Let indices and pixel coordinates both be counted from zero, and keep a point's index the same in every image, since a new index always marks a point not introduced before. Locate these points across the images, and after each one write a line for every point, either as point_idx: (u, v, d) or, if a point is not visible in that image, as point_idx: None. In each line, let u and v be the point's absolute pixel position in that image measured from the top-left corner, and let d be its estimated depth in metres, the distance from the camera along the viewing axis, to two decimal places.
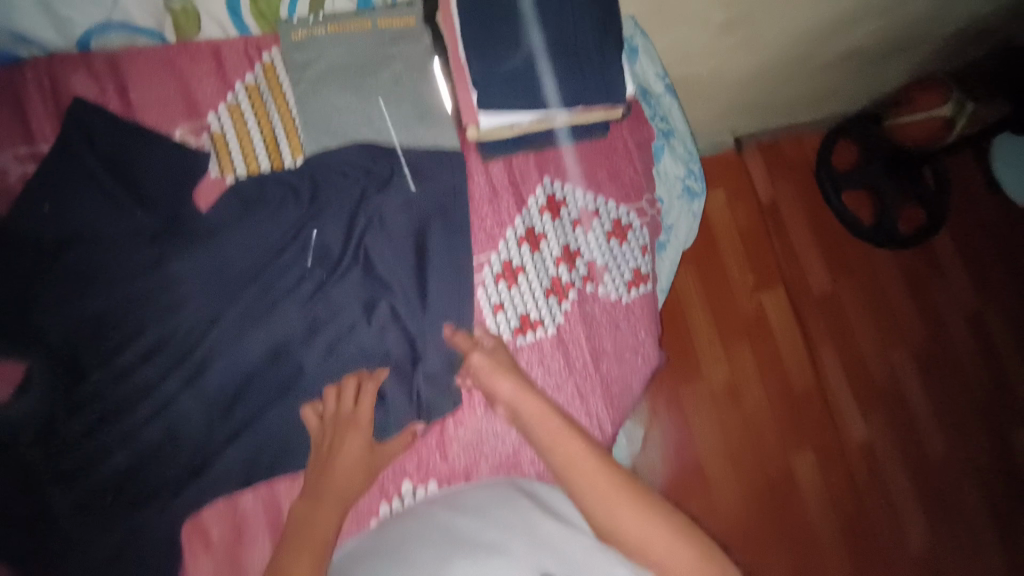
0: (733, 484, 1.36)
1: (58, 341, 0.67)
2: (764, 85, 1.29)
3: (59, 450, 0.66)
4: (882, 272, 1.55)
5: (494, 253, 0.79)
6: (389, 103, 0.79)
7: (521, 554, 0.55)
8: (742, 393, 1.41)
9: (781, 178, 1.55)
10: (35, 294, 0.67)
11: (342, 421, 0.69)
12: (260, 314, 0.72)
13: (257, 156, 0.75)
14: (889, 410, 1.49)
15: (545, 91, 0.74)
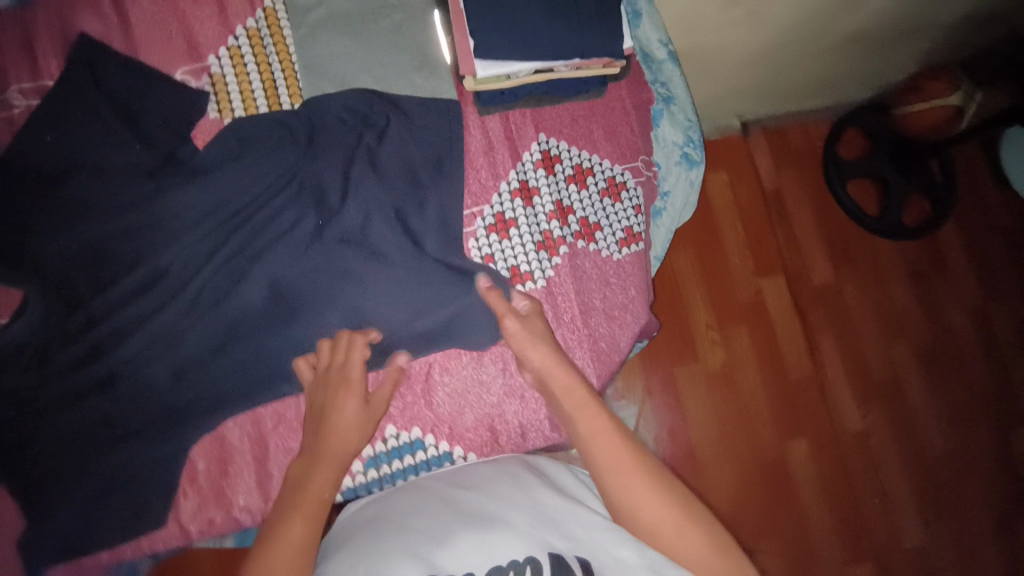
0: (725, 467, 1.35)
1: (55, 271, 0.68)
2: (769, 66, 1.27)
3: (55, 376, 0.67)
4: (888, 261, 1.54)
5: (487, 206, 0.80)
6: (387, 52, 0.80)
7: (525, 527, 0.55)
8: (738, 377, 1.40)
9: (787, 166, 1.55)
10: (34, 221, 0.68)
11: (333, 379, 0.69)
12: (253, 255, 0.73)
13: (255, 99, 0.76)
14: (887, 402, 1.47)
15: (541, 45, 0.72)
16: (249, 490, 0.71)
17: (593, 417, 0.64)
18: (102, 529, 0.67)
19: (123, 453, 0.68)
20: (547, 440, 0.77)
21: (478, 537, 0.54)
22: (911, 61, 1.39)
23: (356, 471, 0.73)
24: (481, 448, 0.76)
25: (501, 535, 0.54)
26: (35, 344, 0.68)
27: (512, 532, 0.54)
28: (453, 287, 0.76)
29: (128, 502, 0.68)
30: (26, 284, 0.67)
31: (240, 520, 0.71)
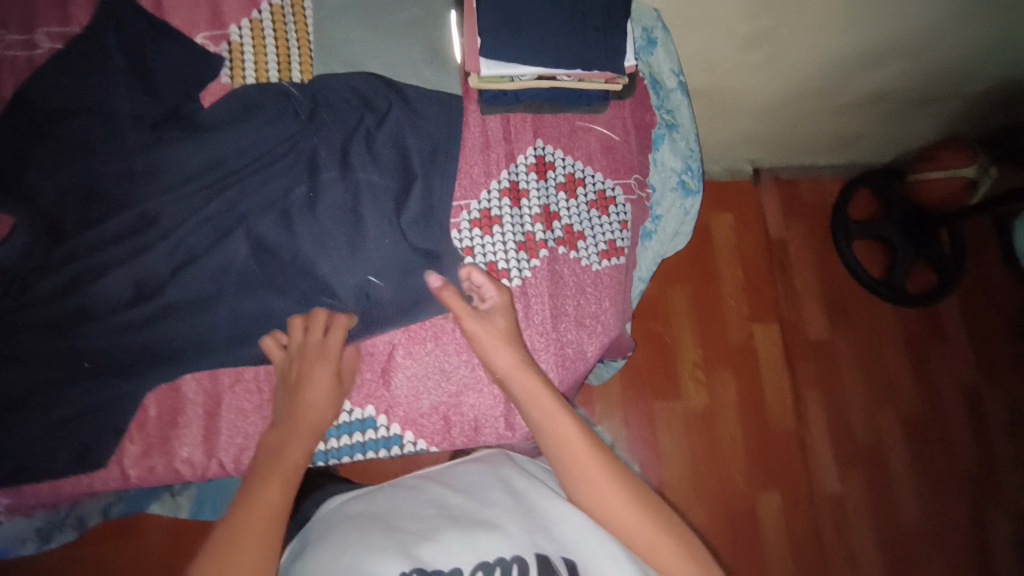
0: (692, 510, 1.33)
1: (51, 202, 0.70)
2: (783, 114, 1.28)
3: (33, 303, 0.68)
4: (886, 326, 1.52)
5: (474, 201, 0.81)
6: (401, 42, 0.82)
7: (515, 529, 0.56)
8: (718, 422, 1.38)
9: (795, 218, 1.54)
10: (34, 154, 0.71)
11: (309, 352, 0.69)
12: (238, 216, 0.74)
13: (268, 70, 0.79)
14: (868, 470, 1.43)
15: (548, 53, 0.74)
16: (194, 442, 0.72)
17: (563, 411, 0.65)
18: (50, 460, 0.67)
19: (83, 391, 0.68)
20: (499, 439, 0.77)
21: (466, 537, 0.55)
22: (929, 128, 1.39)
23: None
24: (431, 436, 0.76)
25: (491, 536, 0.55)
26: (18, 270, 0.69)
27: (500, 534, 0.55)
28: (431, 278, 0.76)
29: (78, 442, 0.68)
30: (17, 212, 0.69)
31: (181, 471, 0.71)
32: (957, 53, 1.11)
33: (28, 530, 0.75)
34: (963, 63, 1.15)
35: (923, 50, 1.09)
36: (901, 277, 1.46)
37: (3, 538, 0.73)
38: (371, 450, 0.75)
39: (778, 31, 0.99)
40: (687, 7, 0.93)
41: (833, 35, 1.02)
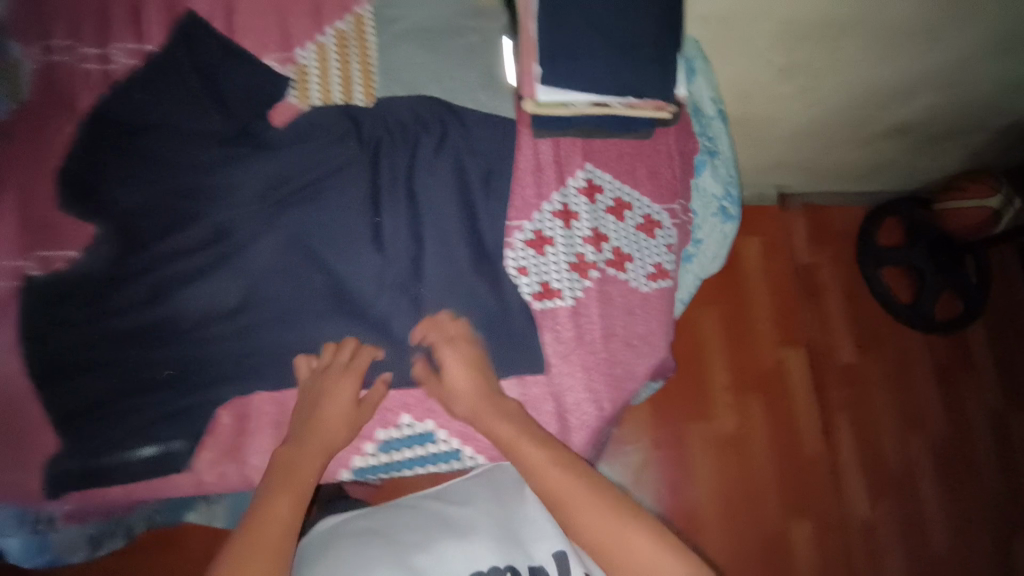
0: (722, 533, 1.33)
1: (129, 213, 0.72)
2: (814, 142, 1.31)
3: (109, 312, 0.70)
4: (915, 355, 1.52)
5: (527, 222, 0.83)
6: (457, 67, 0.85)
7: (506, 539, 0.64)
8: (747, 445, 1.39)
9: (823, 244, 1.56)
10: (110, 164, 0.73)
11: (331, 371, 0.71)
12: (305, 233, 0.76)
13: (332, 92, 0.82)
14: (897, 496, 1.43)
15: (600, 82, 0.77)
16: (262, 450, 0.72)
17: (515, 429, 0.68)
18: (126, 464, 0.69)
19: (160, 399, 0.70)
20: None
21: (461, 548, 0.62)
22: (956, 158, 1.41)
23: (367, 453, 0.75)
24: (489, 450, 0.77)
25: (484, 547, 0.62)
26: (95, 278, 0.70)
27: (492, 545, 0.63)
28: (490, 298, 0.78)
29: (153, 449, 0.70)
30: (98, 222, 0.71)
31: (250, 477, 0.73)
32: (986, 86, 1.14)
33: (80, 539, 0.76)
34: (991, 96, 1.17)
35: (953, 84, 1.12)
36: (929, 305, 1.46)
37: (58, 545, 0.74)
38: (431, 463, 0.77)
39: (815, 62, 1.02)
40: (729, 37, 0.97)
41: (869, 66, 1.05)
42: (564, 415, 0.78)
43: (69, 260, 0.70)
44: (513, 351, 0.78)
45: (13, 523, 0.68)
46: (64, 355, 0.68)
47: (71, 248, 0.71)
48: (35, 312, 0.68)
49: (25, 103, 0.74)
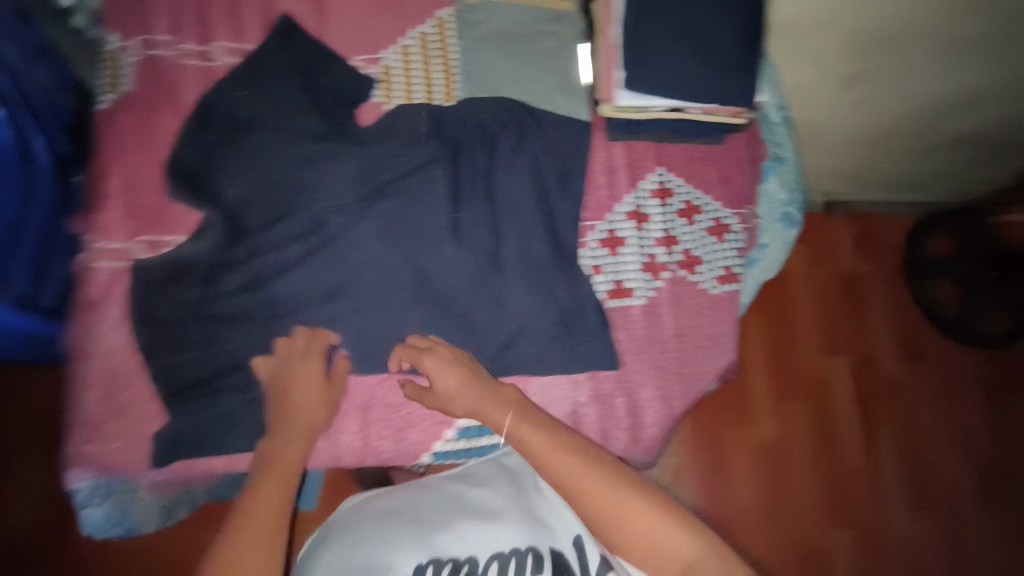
0: (763, 538, 1.33)
1: (234, 203, 0.76)
2: (869, 152, 1.30)
3: (213, 296, 0.74)
4: (961, 369, 1.51)
5: (602, 222, 0.85)
6: (535, 70, 0.88)
7: (527, 522, 0.66)
8: (790, 452, 1.39)
9: (871, 254, 1.55)
10: (217, 155, 0.76)
11: (294, 360, 0.71)
12: (392, 226, 0.79)
13: (415, 92, 0.85)
14: (940, 509, 1.41)
15: (682, 88, 0.78)
16: (351, 431, 0.76)
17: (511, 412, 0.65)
18: (226, 439, 0.72)
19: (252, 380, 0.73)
20: (627, 449, 0.80)
21: (483, 528, 0.64)
22: (1012, 170, 1.40)
23: (447, 438, 0.79)
24: None
25: (506, 529, 0.64)
26: (200, 265, 0.74)
27: (515, 526, 0.65)
28: (568, 295, 0.80)
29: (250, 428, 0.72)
30: (209, 210, 0.75)
31: (340, 457, 0.76)
32: None
33: (153, 507, 0.75)
34: None
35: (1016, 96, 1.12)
36: (979, 318, 1.42)
37: (133, 514, 0.73)
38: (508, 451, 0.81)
39: (879, 71, 1.03)
40: (804, 35, 1.00)
41: (936, 75, 1.05)
42: (636, 411, 0.80)
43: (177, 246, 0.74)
44: (589, 347, 0.79)
45: (95, 489, 0.70)
46: (168, 337, 0.72)
47: (178, 233, 0.75)
48: (145, 296, 0.72)
49: (129, 95, 0.76)
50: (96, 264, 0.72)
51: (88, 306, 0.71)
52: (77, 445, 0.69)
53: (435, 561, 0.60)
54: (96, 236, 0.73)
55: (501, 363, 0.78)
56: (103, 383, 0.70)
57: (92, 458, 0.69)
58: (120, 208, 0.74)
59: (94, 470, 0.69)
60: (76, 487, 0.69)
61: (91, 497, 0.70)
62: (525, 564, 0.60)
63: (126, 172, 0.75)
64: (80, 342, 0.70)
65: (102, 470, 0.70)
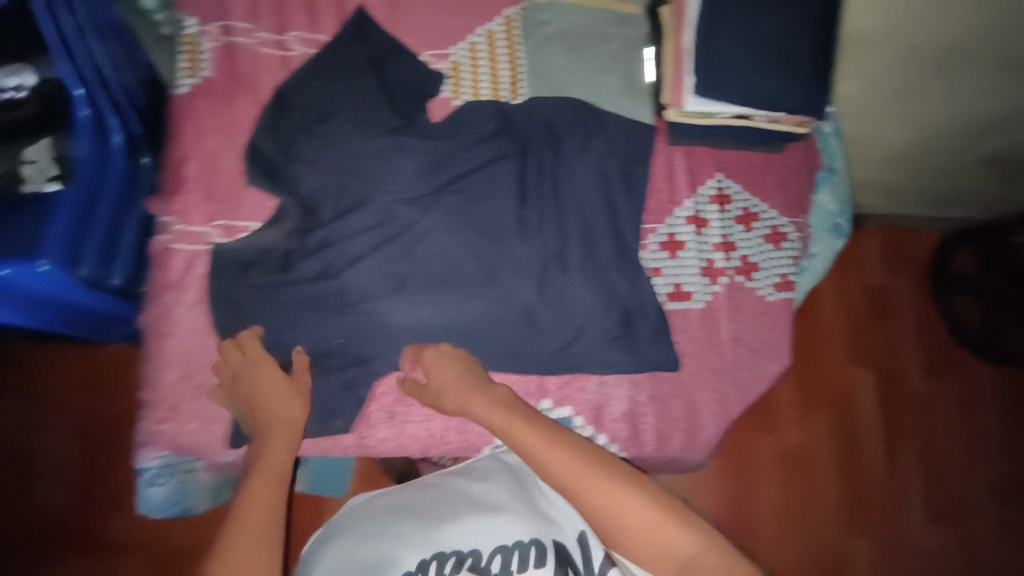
0: (781, 544, 1.34)
1: (309, 191, 0.77)
2: (904, 169, 1.30)
3: (288, 283, 0.75)
4: (983, 389, 1.51)
5: (662, 225, 0.86)
6: (601, 71, 0.88)
7: (529, 515, 0.66)
8: (811, 461, 1.40)
9: (896, 267, 1.56)
10: (296, 144, 0.77)
11: (245, 368, 0.72)
12: (459, 220, 0.79)
13: (482, 88, 0.86)
14: (957, 524, 1.41)
15: (753, 96, 0.79)
16: (418, 420, 0.78)
17: (510, 416, 0.69)
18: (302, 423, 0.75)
19: (320, 364, 0.76)
20: (683, 449, 0.81)
21: (485, 522, 0.65)
22: None
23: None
24: (625, 441, 0.80)
25: (508, 522, 0.65)
26: (274, 252, 0.76)
27: (516, 521, 0.65)
28: (630, 295, 0.82)
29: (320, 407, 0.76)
30: (286, 198, 0.77)
31: (406, 443, 0.79)
32: None
33: (206, 496, 0.76)
34: None
35: None
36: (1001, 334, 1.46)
37: (189, 499, 0.75)
38: None
39: (931, 87, 1.03)
40: (862, 48, 1.00)
41: (990, 92, 1.04)
42: (692, 412, 0.81)
43: (254, 232, 0.76)
44: (649, 348, 0.81)
45: (163, 468, 0.73)
46: (245, 319, 0.74)
47: (254, 222, 0.77)
48: (227, 280, 0.74)
49: (209, 80, 0.78)
50: (175, 246, 0.75)
51: (167, 288, 0.74)
52: (154, 423, 0.72)
53: (438, 557, 0.62)
54: (174, 218, 0.75)
55: (558, 359, 0.80)
56: (183, 362, 0.73)
57: (167, 436, 0.72)
58: (199, 193, 0.76)
59: (168, 447, 0.72)
60: (146, 465, 0.72)
61: (157, 477, 0.73)
62: (527, 559, 0.61)
63: (202, 157, 0.77)
64: (158, 322, 0.72)
65: (174, 447, 0.73)
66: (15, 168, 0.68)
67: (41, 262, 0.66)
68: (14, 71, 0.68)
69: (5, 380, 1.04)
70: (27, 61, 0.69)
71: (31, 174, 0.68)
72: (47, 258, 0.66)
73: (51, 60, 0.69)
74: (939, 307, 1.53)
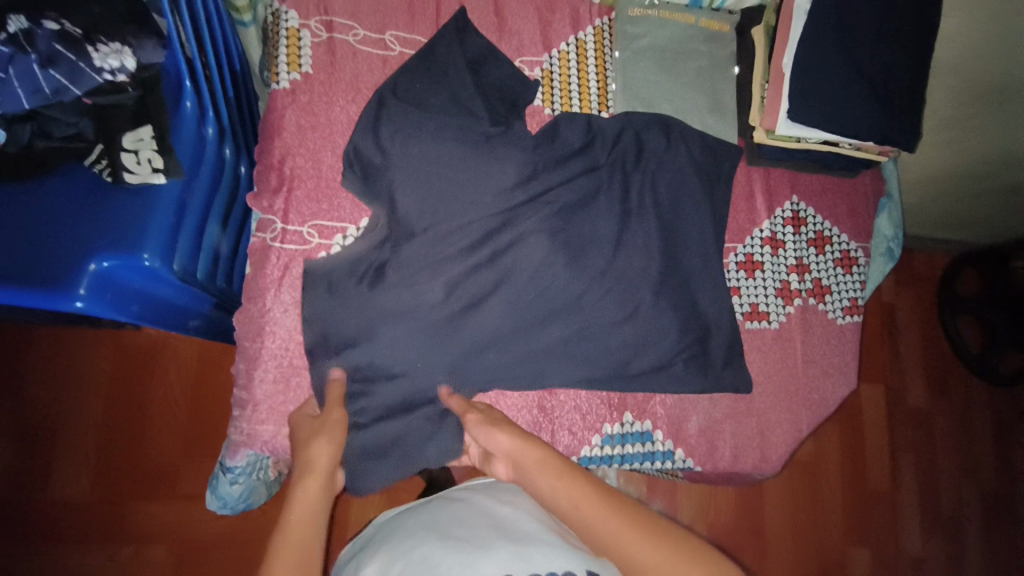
0: (785, 551, 1.33)
1: (407, 204, 0.75)
2: (947, 205, 1.28)
3: (379, 290, 0.75)
4: (978, 406, 1.50)
5: (740, 245, 0.90)
6: (690, 88, 0.90)
7: (563, 549, 0.60)
8: (820, 472, 1.38)
9: (907, 286, 1.51)
10: (384, 140, 0.75)
11: (303, 410, 0.75)
12: (550, 230, 0.78)
13: (572, 99, 0.88)
14: (947, 539, 1.43)
15: (848, 126, 0.80)
16: None
17: (539, 449, 0.66)
18: (391, 434, 0.77)
19: (395, 387, 0.76)
20: (753, 465, 0.87)
21: (520, 549, 0.59)
22: None
23: (593, 444, 0.84)
24: (699, 456, 0.86)
25: (543, 553, 0.58)
26: (363, 264, 0.77)
27: (550, 552, 0.58)
28: (710, 314, 0.84)
29: (400, 429, 0.77)
30: (379, 207, 0.77)
31: None
32: None
33: (265, 487, 0.83)
34: None
35: None
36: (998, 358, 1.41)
37: (254, 490, 0.81)
38: (647, 460, 0.85)
39: (992, 121, 0.99)
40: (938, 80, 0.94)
41: None
42: (766, 431, 0.87)
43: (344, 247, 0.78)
44: (724, 368, 0.84)
45: (249, 466, 0.77)
46: (327, 320, 0.76)
47: (349, 222, 0.82)
48: (318, 300, 0.76)
49: (309, 76, 0.82)
50: (275, 244, 0.79)
51: (264, 290, 0.78)
52: (255, 422, 0.76)
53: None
54: (275, 217, 0.79)
55: (632, 378, 0.82)
56: (277, 360, 0.77)
57: (267, 438, 0.76)
58: (300, 190, 0.80)
59: (263, 448, 0.76)
60: (235, 465, 0.76)
61: (239, 475, 0.77)
62: None
63: (308, 156, 0.81)
64: (258, 321, 0.77)
65: (270, 447, 0.77)
66: (118, 158, 0.67)
67: (143, 255, 0.64)
68: (115, 51, 0.65)
69: (63, 365, 1.09)
70: (126, 42, 0.65)
71: (134, 165, 0.67)
72: (148, 251, 0.64)
73: (155, 43, 0.67)
74: (946, 331, 1.46)
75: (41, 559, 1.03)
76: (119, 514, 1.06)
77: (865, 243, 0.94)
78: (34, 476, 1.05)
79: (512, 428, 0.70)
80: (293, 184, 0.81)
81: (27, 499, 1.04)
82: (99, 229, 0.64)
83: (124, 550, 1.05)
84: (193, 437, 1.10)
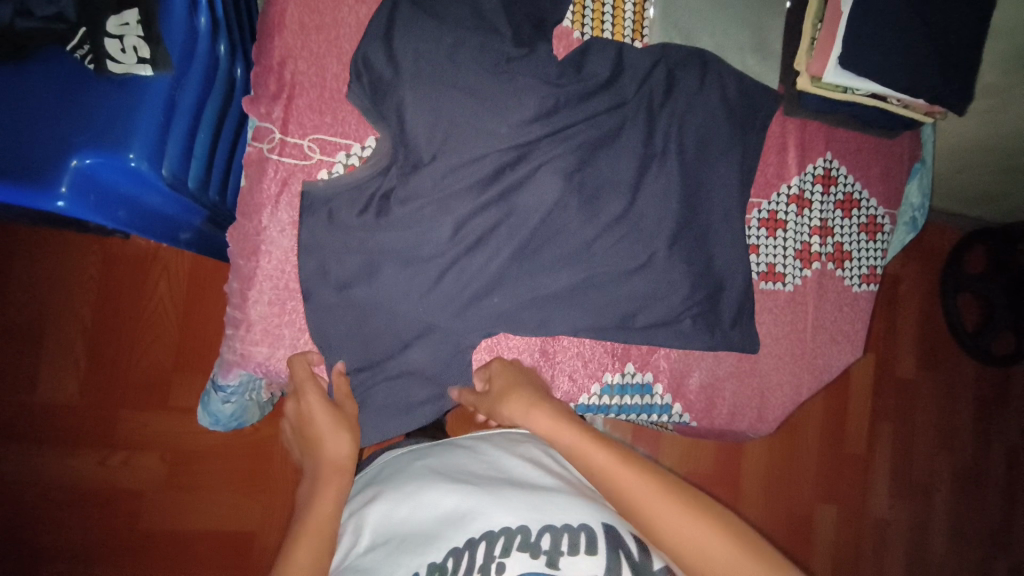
0: (757, 504, 1.36)
1: (414, 131, 0.69)
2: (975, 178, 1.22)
3: (381, 222, 0.71)
4: (966, 382, 1.50)
5: (765, 201, 0.85)
6: (733, 23, 0.82)
7: (578, 501, 0.56)
8: (800, 433, 1.39)
9: (914, 260, 1.46)
10: (393, 53, 0.69)
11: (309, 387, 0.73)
12: (569, 169, 0.73)
13: (603, 24, 0.80)
14: (915, 504, 1.47)
15: (899, 83, 0.74)
16: None
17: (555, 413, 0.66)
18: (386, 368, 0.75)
19: (389, 325, 0.73)
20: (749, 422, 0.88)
21: (534, 497, 0.56)
22: None
23: (592, 392, 0.83)
24: (695, 411, 0.86)
25: (556, 504, 0.55)
26: (366, 191, 0.71)
27: (565, 504, 0.55)
28: (725, 270, 0.81)
29: (396, 366, 0.75)
30: (386, 130, 0.70)
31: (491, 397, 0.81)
32: None
33: (260, 406, 0.81)
34: None
35: None
36: (992, 337, 1.37)
37: (248, 409, 0.79)
38: (645, 411, 0.85)
39: None
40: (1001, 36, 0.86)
41: None
42: (766, 392, 0.87)
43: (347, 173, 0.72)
44: (731, 328, 0.81)
45: (242, 385, 0.75)
46: (321, 247, 0.71)
47: (352, 141, 0.77)
48: (317, 228, 0.71)
49: None
50: (272, 155, 0.74)
51: (260, 207, 0.73)
52: (248, 344, 0.74)
53: (487, 536, 0.52)
54: (274, 126, 0.74)
55: (637, 331, 0.79)
56: (272, 281, 0.74)
57: (260, 361, 0.74)
58: (302, 100, 0.75)
59: (257, 369, 0.75)
60: (227, 383, 0.74)
61: (232, 394, 0.75)
62: (578, 544, 0.51)
63: (311, 62, 0.75)
64: (253, 239, 0.73)
65: (264, 370, 0.75)
66: (101, 44, 0.60)
67: (129, 156, 0.58)
68: None
69: (44, 268, 1.04)
70: None
71: (118, 53, 0.60)
72: (133, 151, 0.58)
73: None
74: (944, 305, 1.43)
75: (24, 461, 1.02)
76: (106, 422, 1.05)
77: (893, 209, 0.90)
78: (15, 380, 1.03)
79: (522, 399, 0.69)
80: (294, 92, 0.75)
81: (8, 401, 1.02)
82: (84, 123, 0.58)
83: (111, 458, 1.05)
84: (179, 351, 1.07)
